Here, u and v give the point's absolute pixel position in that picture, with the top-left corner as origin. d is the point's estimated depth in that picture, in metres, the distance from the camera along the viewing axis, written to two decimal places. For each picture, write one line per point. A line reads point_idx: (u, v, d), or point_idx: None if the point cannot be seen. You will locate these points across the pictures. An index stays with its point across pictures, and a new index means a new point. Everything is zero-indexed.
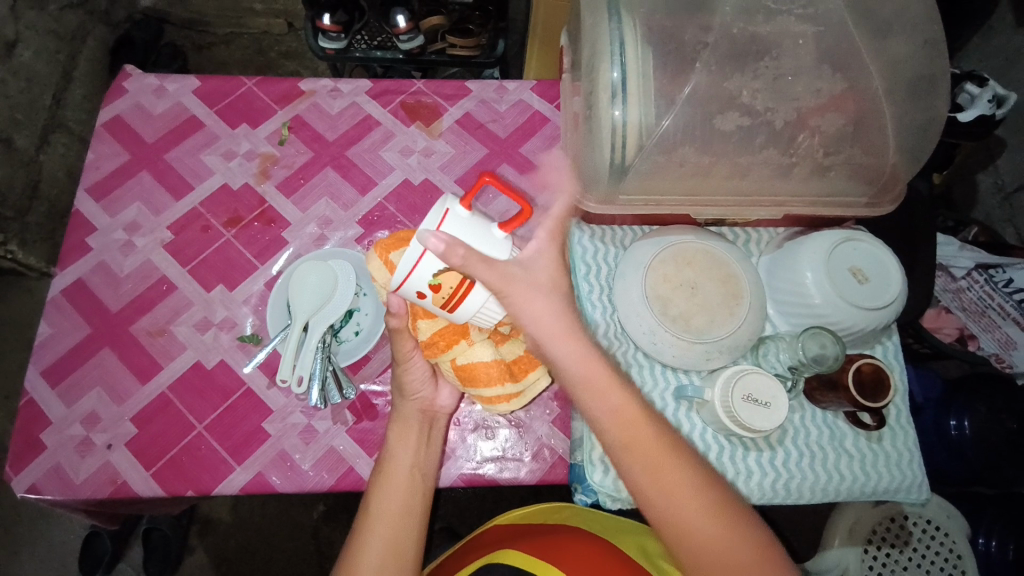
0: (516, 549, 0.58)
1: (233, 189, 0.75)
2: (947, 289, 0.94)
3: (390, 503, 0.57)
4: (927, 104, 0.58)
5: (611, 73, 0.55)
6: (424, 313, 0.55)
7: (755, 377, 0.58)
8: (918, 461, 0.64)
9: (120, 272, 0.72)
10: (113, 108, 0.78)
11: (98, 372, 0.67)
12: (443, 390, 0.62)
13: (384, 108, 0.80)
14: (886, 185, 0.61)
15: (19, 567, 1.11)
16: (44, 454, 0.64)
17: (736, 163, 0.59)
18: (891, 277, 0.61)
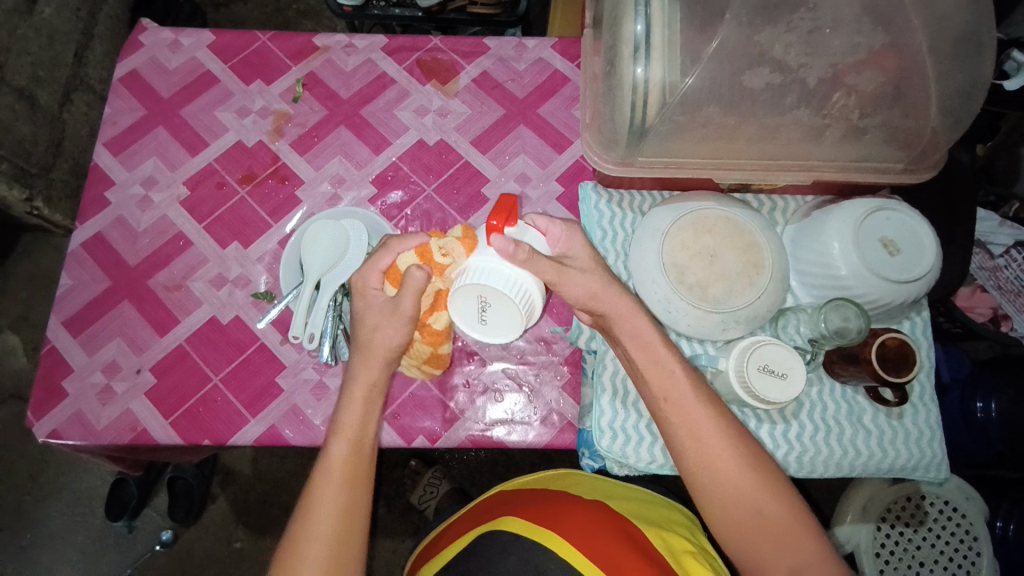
0: (517, 513, 0.60)
1: (247, 146, 0.75)
2: (983, 267, 0.90)
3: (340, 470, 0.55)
4: (974, 63, 0.54)
5: (634, 26, 0.53)
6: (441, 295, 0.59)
7: (773, 348, 0.57)
8: (940, 439, 0.62)
9: (138, 227, 0.72)
10: (128, 62, 0.77)
11: (118, 324, 0.69)
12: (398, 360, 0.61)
13: (400, 65, 0.78)
14: (924, 150, 0.57)
15: (52, 510, 1.18)
16: (67, 401, 0.66)
17: (763, 124, 0.56)
18: (924, 248, 0.58)
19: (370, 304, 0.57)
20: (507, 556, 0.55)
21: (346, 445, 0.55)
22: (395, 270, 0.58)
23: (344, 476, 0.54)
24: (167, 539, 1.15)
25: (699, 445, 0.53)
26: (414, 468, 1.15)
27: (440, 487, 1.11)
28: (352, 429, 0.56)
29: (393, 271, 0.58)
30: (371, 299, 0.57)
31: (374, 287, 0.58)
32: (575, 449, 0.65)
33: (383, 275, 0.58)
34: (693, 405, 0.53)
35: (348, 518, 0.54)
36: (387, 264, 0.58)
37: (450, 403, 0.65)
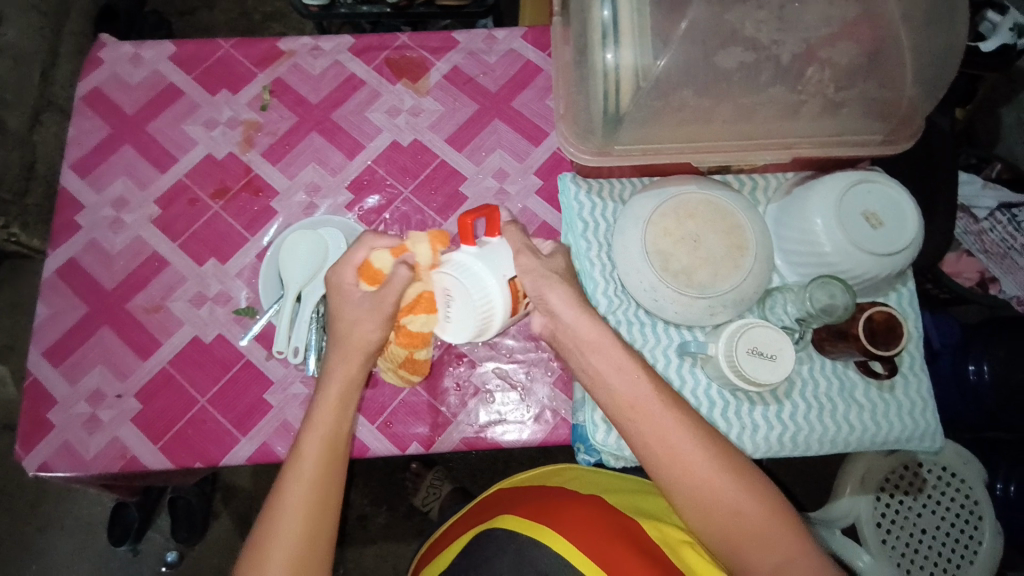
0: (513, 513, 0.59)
1: (218, 159, 0.73)
2: (967, 232, 0.91)
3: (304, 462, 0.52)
4: (947, 29, 0.53)
5: (601, 12, 0.52)
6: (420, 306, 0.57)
7: (762, 330, 0.56)
8: (932, 409, 0.62)
9: (112, 249, 0.71)
10: (89, 80, 0.75)
11: (99, 350, 0.67)
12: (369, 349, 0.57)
13: (368, 66, 0.76)
14: (902, 120, 0.56)
15: (54, 537, 1.17)
16: (53, 432, 0.65)
17: (739, 104, 0.55)
18: (907, 220, 0.58)
19: (343, 297, 0.55)
20: (502, 555, 0.55)
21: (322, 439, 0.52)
22: (369, 270, 0.56)
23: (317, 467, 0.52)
24: (173, 559, 1.14)
25: (676, 442, 0.51)
26: (415, 470, 1.14)
27: (442, 488, 1.11)
28: (327, 425, 0.53)
29: (366, 268, 0.55)
30: (347, 296, 0.55)
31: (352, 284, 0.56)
32: (571, 444, 0.65)
33: (358, 273, 0.56)
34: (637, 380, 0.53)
35: (318, 535, 0.50)
36: (360, 261, 0.56)
37: (442, 407, 0.64)
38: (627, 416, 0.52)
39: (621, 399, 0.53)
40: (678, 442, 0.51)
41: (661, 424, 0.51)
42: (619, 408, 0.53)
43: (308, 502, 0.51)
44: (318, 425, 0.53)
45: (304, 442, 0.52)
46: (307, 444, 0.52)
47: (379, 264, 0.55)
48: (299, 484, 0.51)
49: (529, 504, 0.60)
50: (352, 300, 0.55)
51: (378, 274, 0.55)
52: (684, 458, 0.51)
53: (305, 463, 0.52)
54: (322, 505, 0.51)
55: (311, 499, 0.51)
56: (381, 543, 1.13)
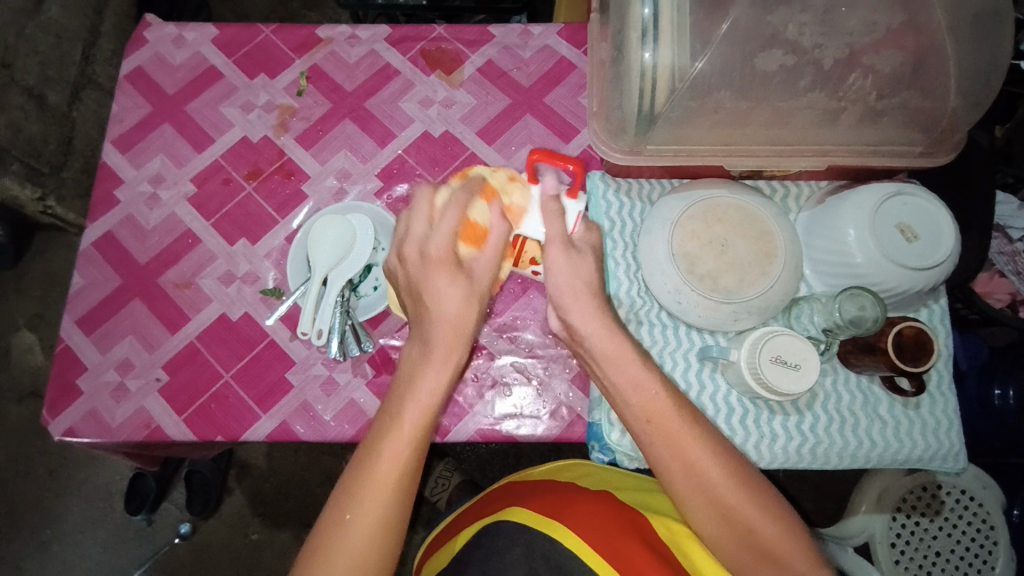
0: (524, 505, 0.60)
1: (253, 141, 0.74)
2: (1001, 252, 0.88)
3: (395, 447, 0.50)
4: (995, 42, 0.52)
5: (642, 9, 0.51)
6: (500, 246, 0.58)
7: (786, 339, 0.56)
8: (957, 429, 0.61)
9: (147, 224, 0.72)
10: (133, 58, 0.77)
11: (130, 322, 0.69)
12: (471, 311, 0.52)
13: (403, 56, 0.77)
14: (944, 133, 0.55)
15: (73, 502, 1.20)
16: (82, 398, 0.67)
17: (776, 109, 0.54)
18: (943, 235, 0.56)
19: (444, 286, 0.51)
20: (514, 547, 0.56)
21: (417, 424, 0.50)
22: (468, 227, 0.53)
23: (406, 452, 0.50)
24: (185, 531, 1.17)
25: (692, 452, 0.50)
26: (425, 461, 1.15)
27: (451, 479, 1.11)
28: (427, 406, 0.51)
29: (470, 228, 0.53)
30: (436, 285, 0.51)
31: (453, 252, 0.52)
32: (585, 442, 0.65)
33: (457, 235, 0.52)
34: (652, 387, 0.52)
35: (387, 542, 0.49)
36: (457, 222, 0.52)
37: (459, 397, 0.65)
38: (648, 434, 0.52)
39: (645, 410, 0.52)
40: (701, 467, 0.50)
41: (681, 440, 0.51)
42: (642, 428, 0.52)
43: (382, 512, 0.49)
44: (403, 431, 0.50)
45: (385, 447, 0.50)
46: (387, 450, 0.50)
47: (480, 220, 0.53)
48: (392, 461, 0.50)
49: (542, 498, 0.60)
50: (444, 289, 0.51)
51: (483, 233, 0.54)
52: (710, 479, 0.50)
53: (387, 468, 0.50)
54: (396, 511, 0.50)
55: (383, 509, 0.49)
56: None
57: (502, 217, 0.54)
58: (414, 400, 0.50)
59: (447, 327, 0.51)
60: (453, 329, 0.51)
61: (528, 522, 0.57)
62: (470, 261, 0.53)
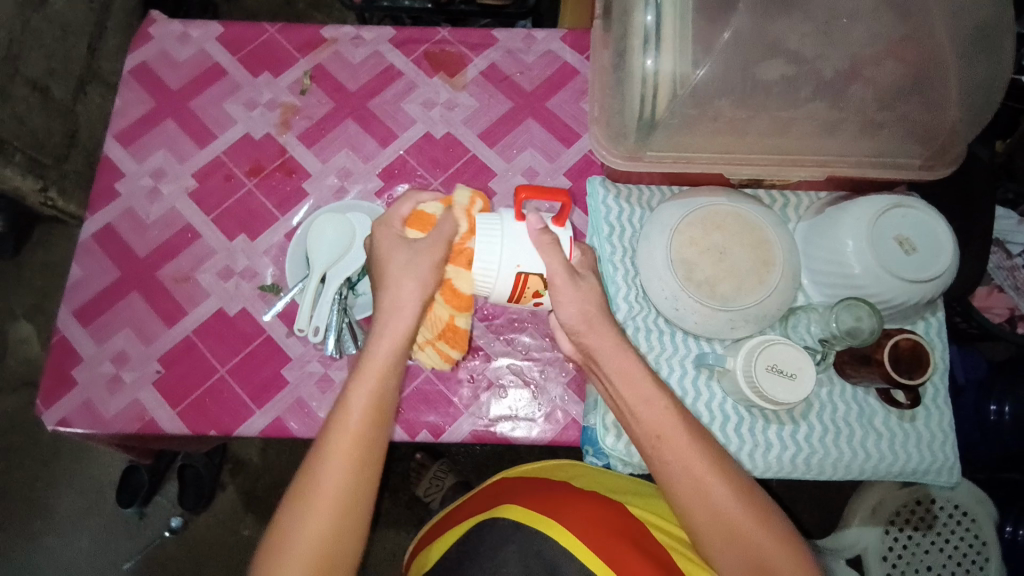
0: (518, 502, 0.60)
1: (255, 138, 0.75)
2: (1000, 267, 0.89)
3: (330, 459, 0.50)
4: (995, 57, 0.52)
5: (644, 17, 0.52)
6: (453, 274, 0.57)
7: (782, 347, 0.55)
8: (952, 443, 0.61)
9: (147, 218, 0.73)
10: (139, 53, 0.78)
11: (127, 315, 0.69)
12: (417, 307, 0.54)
13: (408, 58, 0.77)
14: (944, 146, 0.55)
15: (64, 496, 1.20)
16: (77, 389, 0.67)
17: (776, 118, 0.54)
18: (941, 247, 0.56)
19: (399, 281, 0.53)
20: (507, 547, 0.55)
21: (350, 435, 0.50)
22: (414, 218, 0.58)
23: (341, 464, 0.50)
24: (177, 526, 1.16)
25: (693, 463, 0.51)
26: (419, 460, 1.15)
27: (445, 480, 1.11)
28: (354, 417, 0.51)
29: (418, 214, 0.57)
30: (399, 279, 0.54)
31: (400, 231, 0.56)
32: (580, 446, 0.64)
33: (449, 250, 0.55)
34: (655, 396, 0.53)
35: (339, 546, 0.49)
36: (408, 212, 0.57)
37: (454, 398, 0.65)
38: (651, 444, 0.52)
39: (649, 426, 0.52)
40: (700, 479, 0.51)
41: (689, 453, 0.51)
42: (644, 437, 0.53)
43: (332, 515, 0.49)
44: (331, 443, 0.50)
45: (334, 446, 0.50)
46: (323, 469, 0.49)
47: (430, 210, 0.58)
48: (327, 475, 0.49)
49: (536, 496, 0.60)
50: (405, 284, 0.54)
51: (431, 219, 0.58)
52: (710, 491, 0.50)
53: (322, 483, 0.49)
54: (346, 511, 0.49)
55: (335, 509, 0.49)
56: (380, 530, 1.14)
57: (454, 210, 0.57)
58: (360, 394, 0.51)
59: (388, 332, 0.53)
60: (392, 308, 0.53)
61: (524, 521, 0.56)
62: (415, 238, 0.56)
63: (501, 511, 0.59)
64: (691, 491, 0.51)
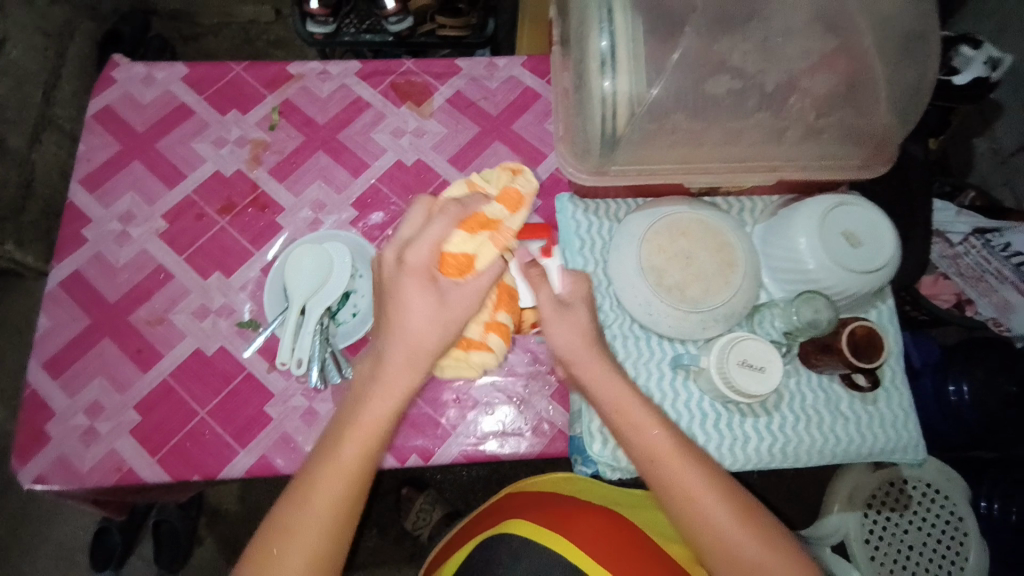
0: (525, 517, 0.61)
1: (225, 176, 0.75)
2: (944, 256, 0.95)
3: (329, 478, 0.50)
4: (921, 61, 0.57)
5: (599, 42, 0.55)
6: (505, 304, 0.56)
7: (750, 343, 0.59)
8: (914, 421, 0.64)
9: (117, 263, 0.72)
10: (101, 98, 0.78)
11: (100, 362, 0.68)
12: (421, 301, 0.49)
13: (374, 89, 0.79)
14: (879, 146, 0.60)
15: (32, 562, 1.13)
16: (52, 443, 0.65)
17: (727, 129, 0.58)
18: (885, 240, 0.61)
19: (422, 293, 0.49)
20: (518, 562, 0.57)
21: (355, 459, 0.50)
22: (452, 256, 0.50)
23: (342, 487, 0.50)
24: None
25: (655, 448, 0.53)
26: (406, 495, 1.13)
27: (433, 513, 1.10)
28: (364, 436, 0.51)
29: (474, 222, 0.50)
30: (415, 289, 0.49)
31: (430, 268, 0.49)
32: (569, 456, 0.66)
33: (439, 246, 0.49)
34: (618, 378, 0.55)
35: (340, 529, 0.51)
36: (443, 237, 0.50)
37: (441, 418, 0.66)
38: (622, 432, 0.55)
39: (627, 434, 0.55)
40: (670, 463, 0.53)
41: (674, 468, 0.53)
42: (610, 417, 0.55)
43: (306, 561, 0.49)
44: (337, 465, 0.50)
45: (314, 496, 0.50)
46: (320, 485, 0.50)
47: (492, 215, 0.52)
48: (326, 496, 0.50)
49: (546, 509, 0.61)
50: (404, 285, 0.49)
51: (489, 224, 0.51)
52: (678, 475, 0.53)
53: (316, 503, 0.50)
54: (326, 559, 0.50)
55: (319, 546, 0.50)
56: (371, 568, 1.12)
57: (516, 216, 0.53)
58: (376, 390, 0.50)
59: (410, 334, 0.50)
60: (409, 351, 0.50)
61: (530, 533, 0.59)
62: (445, 288, 0.50)
63: (509, 525, 0.61)
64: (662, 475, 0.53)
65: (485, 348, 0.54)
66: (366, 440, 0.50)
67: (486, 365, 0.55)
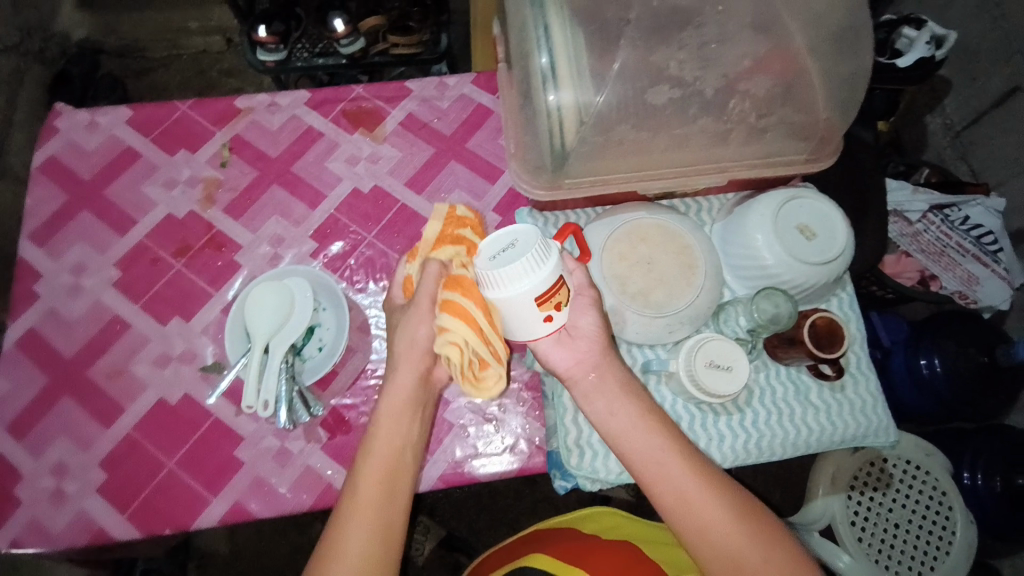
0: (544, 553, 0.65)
1: (178, 218, 0.74)
2: (904, 234, 0.97)
3: (362, 509, 0.49)
4: (854, 55, 0.59)
5: (540, 59, 0.55)
6: (450, 283, 0.51)
7: (716, 343, 0.60)
8: (882, 404, 0.66)
9: (71, 316, 0.70)
10: (44, 148, 0.76)
11: (61, 421, 0.66)
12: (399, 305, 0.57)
13: (326, 118, 0.78)
14: (823, 139, 0.61)
15: None
16: (16, 509, 0.62)
17: (673, 135, 0.59)
18: (837, 230, 0.62)
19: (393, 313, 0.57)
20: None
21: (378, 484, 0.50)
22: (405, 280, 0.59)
23: (374, 519, 0.49)
24: None
25: (649, 449, 0.51)
26: None
27: (426, 542, 1.10)
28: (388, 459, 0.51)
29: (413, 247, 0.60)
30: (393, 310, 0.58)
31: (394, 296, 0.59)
32: (548, 471, 0.65)
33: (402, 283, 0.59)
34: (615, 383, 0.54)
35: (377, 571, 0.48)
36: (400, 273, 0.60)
37: None
38: (617, 437, 0.53)
39: (648, 465, 0.51)
40: (660, 459, 0.51)
41: (666, 461, 0.51)
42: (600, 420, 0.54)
43: None
44: (364, 499, 0.50)
45: (349, 533, 0.49)
46: (355, 518, 0.49)
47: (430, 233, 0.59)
48: (360, 528, 0.49)
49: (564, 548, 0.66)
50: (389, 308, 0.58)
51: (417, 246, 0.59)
52: (670, 470, 0.51)
53: (354, 538, 0.48)
54: None
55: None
56: None
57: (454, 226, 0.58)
58: (382, 417, 0.53)
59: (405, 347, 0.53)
60: (409, 353, 0.53)
61: (546, 562, 0.63)
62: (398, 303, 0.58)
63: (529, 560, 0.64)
64: (657, 474, 0.51)
65: (443, 336, 0.49)
66: (373, 511, 0.50)
67: (454, 349, 0.48)
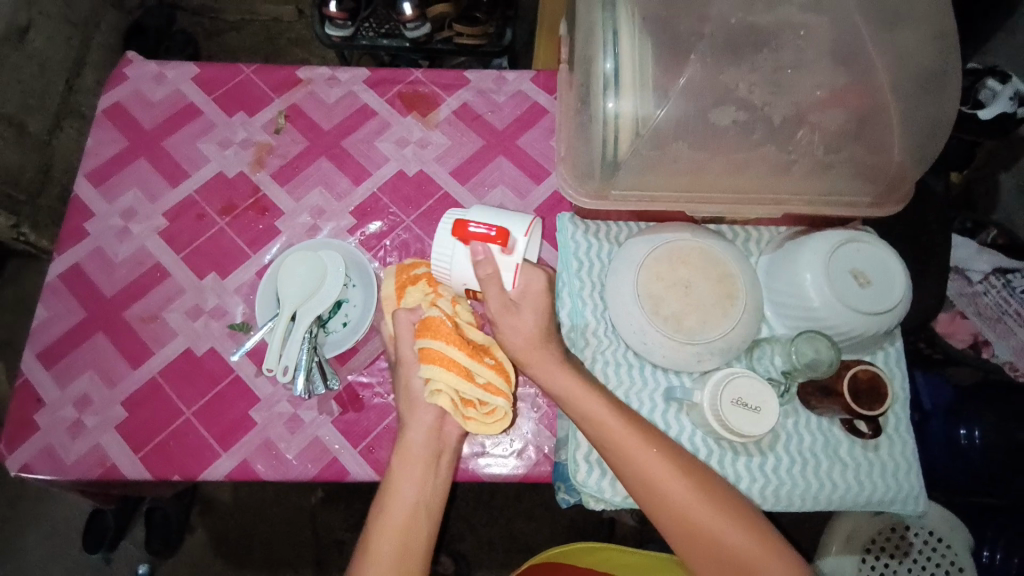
0: None
1: (228, 177, 0.75)
2: (962, 293, 0.92)
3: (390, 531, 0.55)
4: (938, 100, 0.55)
5: (603, 64, 0.54)
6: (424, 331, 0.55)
7: (746, 380, 0.57)
8: (916, 472, 0.62)
9: (115, 258, 0.72)
10: (113, 94, 0.78)
11: (91, 356, 0.68)
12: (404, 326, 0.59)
13: (381, 98, 0.79)
14: (891, 185, 0.57)
15: (26, 542, 1.15)
16: (40, 433, 0.65)
17: (732, 159, 0.56)
18: (894, 281, 0.58)
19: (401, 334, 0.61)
20: None
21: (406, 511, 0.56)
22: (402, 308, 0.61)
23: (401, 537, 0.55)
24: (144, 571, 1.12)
25: (655, 473, 0.53)
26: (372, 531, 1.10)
27: None
28: (411, 498, 0.56)
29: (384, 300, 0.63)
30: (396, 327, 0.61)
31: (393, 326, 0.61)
32: (552, 482, 0.64)
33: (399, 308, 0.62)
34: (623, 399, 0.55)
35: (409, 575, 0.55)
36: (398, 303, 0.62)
37: None
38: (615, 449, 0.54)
39: (667, 510, 0.53)
40: (663, 479, 0.53)
41: (668, 481, 0.53)
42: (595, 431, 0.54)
43: None
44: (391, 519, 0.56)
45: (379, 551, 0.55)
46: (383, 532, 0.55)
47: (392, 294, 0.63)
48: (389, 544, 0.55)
49: None
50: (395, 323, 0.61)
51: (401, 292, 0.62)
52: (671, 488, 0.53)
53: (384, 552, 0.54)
54: None
55: None
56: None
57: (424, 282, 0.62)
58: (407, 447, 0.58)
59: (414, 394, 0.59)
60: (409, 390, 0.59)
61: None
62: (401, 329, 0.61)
63: None
64: (656, 492, 0.53)
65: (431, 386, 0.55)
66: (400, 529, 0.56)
67: (441, 394, 0.55)
